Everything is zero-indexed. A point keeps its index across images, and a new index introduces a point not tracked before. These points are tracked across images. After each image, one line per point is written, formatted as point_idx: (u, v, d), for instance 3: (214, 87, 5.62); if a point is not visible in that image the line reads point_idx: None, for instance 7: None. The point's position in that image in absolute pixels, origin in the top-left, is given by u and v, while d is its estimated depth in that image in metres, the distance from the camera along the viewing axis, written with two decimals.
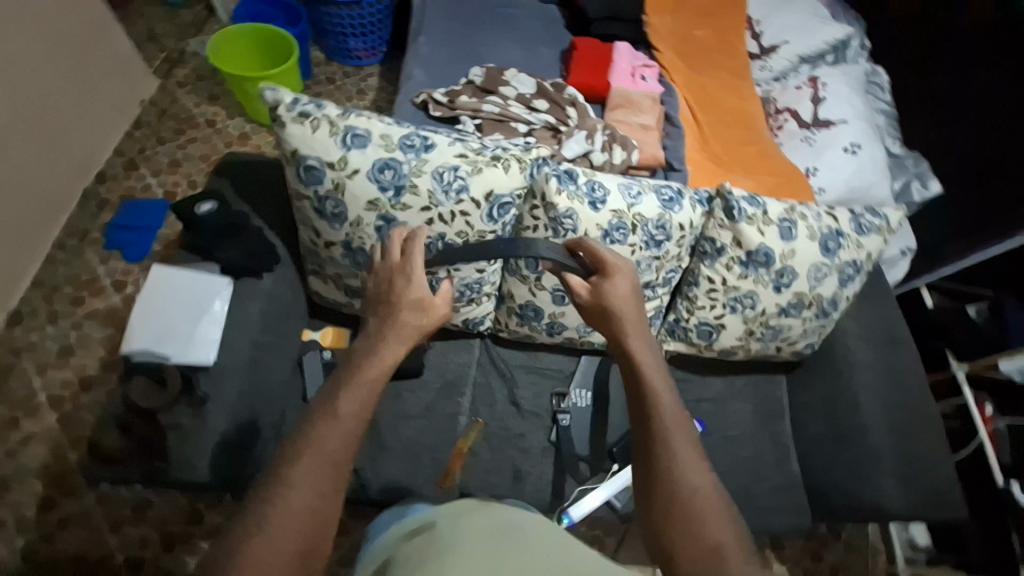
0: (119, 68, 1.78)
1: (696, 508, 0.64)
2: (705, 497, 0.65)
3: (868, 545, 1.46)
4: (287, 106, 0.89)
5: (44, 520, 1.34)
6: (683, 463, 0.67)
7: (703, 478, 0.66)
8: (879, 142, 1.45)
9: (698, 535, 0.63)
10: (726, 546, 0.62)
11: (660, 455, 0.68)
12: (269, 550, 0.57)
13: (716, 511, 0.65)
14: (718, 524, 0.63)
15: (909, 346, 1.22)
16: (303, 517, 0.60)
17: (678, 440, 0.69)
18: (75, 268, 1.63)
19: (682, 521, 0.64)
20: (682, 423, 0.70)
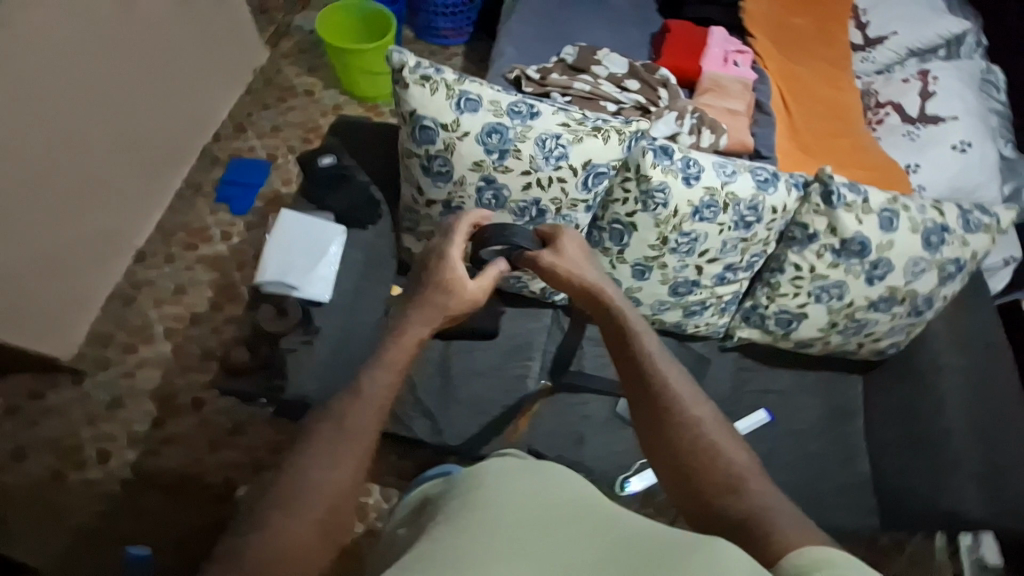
0: (235, 37, 1.96)
1: (715, 436, 0.67)
2: (710, 428, 0.68)
3: (932, 563, 1.42)
4: (410, 68, 0.96)
5: (153, 436, 1.49)
6: (684, 403, 0.69)
7: (703, 410, 0.69)
8: (991, 141, 1.36)
9: (718, 469, 0.64)
10: (742, 473, 0.64)
11: (664, 402, 0.69)
12: (291, 517, 0.57)
13: (725, 438, 0.67)
14: (732, 452, 0.66)
15: (1005, 354, 1.15)
16: (326, 488, 0.59)
17: (675, 378, 0.71)
18: (188, 216, 1.82)
19: (698, 463, 0.65)
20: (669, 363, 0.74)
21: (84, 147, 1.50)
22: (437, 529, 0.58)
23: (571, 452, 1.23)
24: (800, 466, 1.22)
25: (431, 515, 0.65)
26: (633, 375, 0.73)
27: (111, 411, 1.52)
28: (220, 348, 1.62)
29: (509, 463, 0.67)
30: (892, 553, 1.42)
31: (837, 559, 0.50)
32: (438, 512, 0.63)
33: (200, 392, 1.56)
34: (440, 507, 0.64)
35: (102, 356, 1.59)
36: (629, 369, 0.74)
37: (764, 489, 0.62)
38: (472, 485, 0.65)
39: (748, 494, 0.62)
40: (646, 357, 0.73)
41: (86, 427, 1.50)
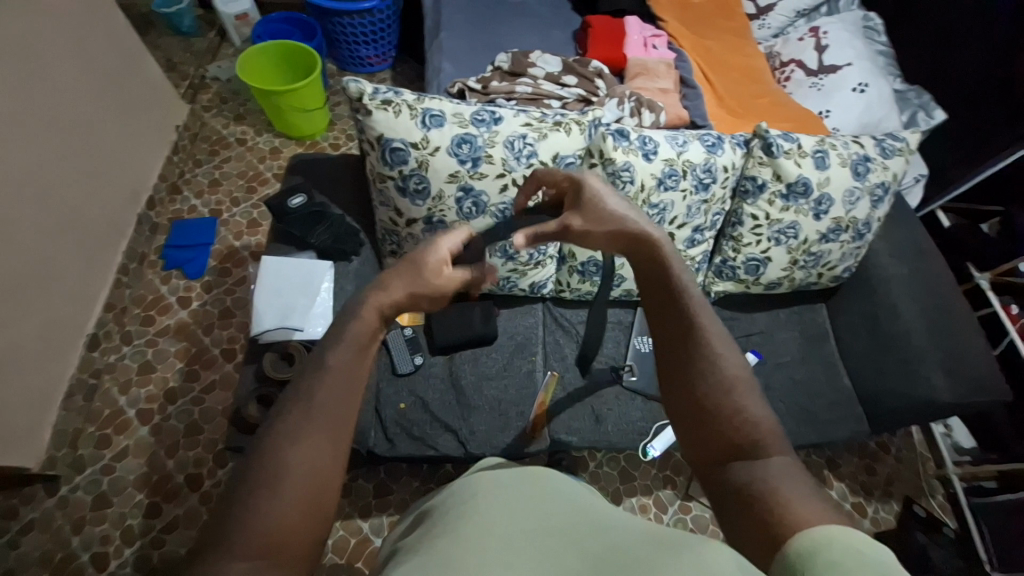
0: (152, 94, 1.80)
1: (739, 395, 0.60)
2: (737, 382, 0.61)
3: (916, 455, 1.60)
4: (370, 94, 1.01)
5: (151, 527, 1.39)
6: (716, 350, 0.62)
7: (736, 361, 0.62)
8: (883, 78, 1.55)
9: (733, 426, 0.59)
10: (764, 437, 0.58)
11: (693, 346, 0.63)
12: (276, 500, 0.51)
13: (752, 395, 0.61)
14: (754, 413, 0.60)
15: (936, 256, 1.33)
16: (304, 474, 0.52)
17: (709, 324, 0.64)
18: (139, 289, 1.72)
19: (714, 421, 0.60)
20: (703, 306, 0.65)
21: (25, 242, 1.34)
22: (441, 542, 0.56)
23: (592, 431, 1.28)
24: (793, 394, 1.33)
25: (430, 528, 0.62)
26: (664, 307, 0.66)
27: (98, 512, 1.40)
28: (206, 418, 1.53)
29: (501, 483, 0.66)
30: (881, 455, 1.58)
31: (833, 541, 0.47)
32: (437, 528, 0.60)
33: (194, 469, 1.46)
34: (441, 522, 0.61)
35: (75, 457, 1.46)
36: (659, 306, 0.66)
37: (782, 458, 0.57)
38: (471, 497, 0.64)
39: (763, 460, 0.57)
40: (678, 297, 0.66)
41: (73, 536, 1.37)
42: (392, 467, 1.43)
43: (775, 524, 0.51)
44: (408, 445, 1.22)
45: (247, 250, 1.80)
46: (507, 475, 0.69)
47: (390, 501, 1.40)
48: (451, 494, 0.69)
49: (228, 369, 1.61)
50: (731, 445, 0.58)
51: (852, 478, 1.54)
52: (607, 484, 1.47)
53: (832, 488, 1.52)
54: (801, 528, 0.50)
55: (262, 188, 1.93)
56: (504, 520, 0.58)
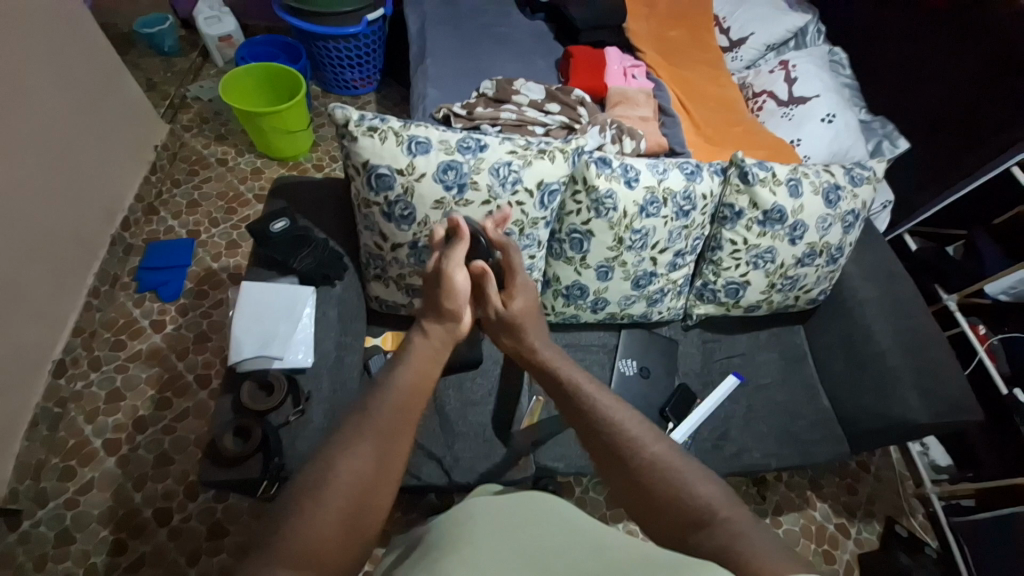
0: (131, 113, 1.77)
1: (673, 472, 0.68)
2: (666, 461, 0.69)
3: (894, 474, 1.63)
4: (356, 122, 1.02)
5: (116, 565, 1.31)
6: (641, 444, 0.71)
7: (662, 448, 0.71)
8: (849, 109, 1.64)
9: (681, 500, 0.65)
10: (714, 504, 0.64)
11: (620, 443, 0.72)
12: (314, 517, 0.59)
13: (693, 473, 0.68)
14: (694, 483, 0.67)
15: (906, 279, 1.38)
16: (349, 487, 0.62)
17: (627, 421, 0.74)
18: (110, 312, 1.66)
19: (664, 500, 0.66)
20: (621, 407, 0.77)
21: None
22: (439, 565, 0.54)
23: (578, 456, 1.27)
24: (775, 415, 1.35)
25: (424, 553, 0.60)
26: (586, 423, 0.76)
27: (60, 549, 1.32)
28: (177, 448, 1.47)
29: (498, 507, 0.65)
30: (862, 475, 1.61)
31: None
32: (432, 554, 0.58)
33: (164, 502, 1.39)
34: (436, 548, 0.60)
35: (37, 490, 1.38)
36: (587, 431, 0.75)
37: (740, 518, 0.62)
38: (464, 520, 0.63)
39: (718, 524, 0.62)
40: (599, 413, 0.76)
41: (33, 575, 1.28)
42: None
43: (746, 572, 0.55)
44: None
45: (226, 272, 1.76)
46: (503, 500, 0.68)
47: None
48: (444, 517, 0.68)
49: (203, 396, 1.55)
50: (688, 520, 0.64)
51: (835, 498, 1.56)
52: (594, 509, 1.46)
53: (815, 509, 1.54)
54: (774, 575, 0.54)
55: (242, 209, 1.90)
56: (503, 545, 0.57)
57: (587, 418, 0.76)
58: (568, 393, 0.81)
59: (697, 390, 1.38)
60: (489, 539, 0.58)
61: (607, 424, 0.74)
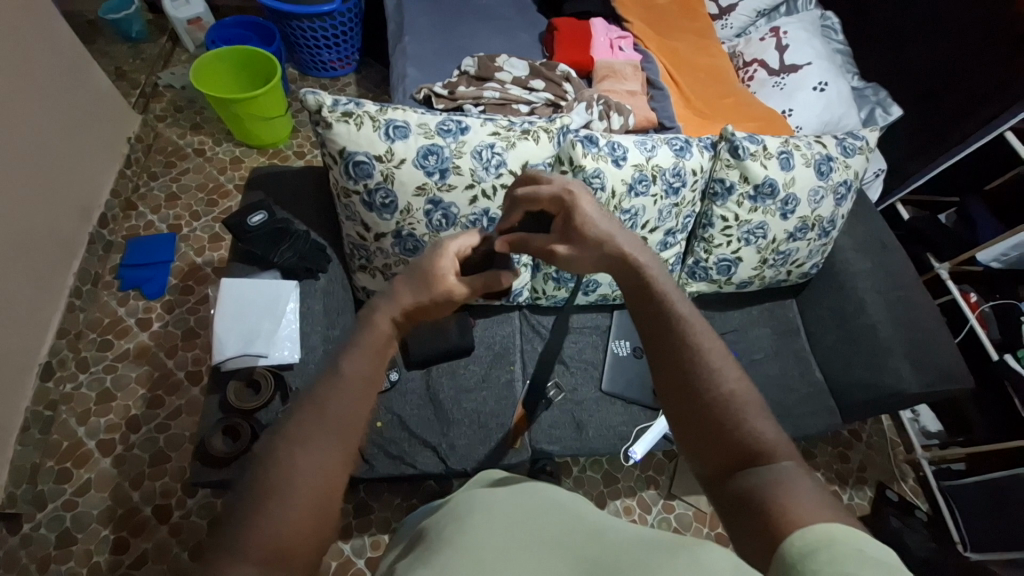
0: (101, 104, 1.70)
1: (739, 408, 0.57)
2: (740, 398, 0.58)
3: (885, 441, 1.66)
4: (329, 107, 0.99)
5: (120, 562, 1.31)
6: (719, 375, 0.59)
7: (740, 385, 0.59)
8: (842, 76, 1.59)
9: (738, 438, 0.56)
10: (774, 451, 0.55)
11: (692, 357, 0.61)
12: (280, 502, 0.51)
13: (761, 417, 0.58)
14: (759, 424, 0.57)
15: (898, 250, 1.37)
16: (312, 481, 0.53)
17: (704, 338, 0.62)
18: (94, 313, 1.62)
19: (719, 431, 0.57)
20: (702, 325, 0.64)
21: None
22: (437, 562, 0.53)
23: (573, 438, 1.27)
24: (768, 390, 1.35)
25: (428, 542, 0.61)
26: (659, 328, 0.64)
27: (63, 549, 1.32)
28: (172, 445, 1.46)
29: (497, 500, 0.64)
30: (854, 443, 1.63)
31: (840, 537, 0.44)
32: (430, 550, 0.58)
33: (162, 499, 1.39)
34: (434, 543, 0.59)
35: (36, 492, 1.37)
36: (659, 340, 0.63)
37: (794, 471, 0.53)
38: (467, 508, 0.64)
39: (774, 471, 0.53)
40: (682, 328, 0.63)
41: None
42: (371, 484, 1.40)
43: (776, 523, 0.48)
44: (386, 464, 1.18)
45: (209, 266, 1.73)
46: (504, 492, 0.67)
47: (371, 520, 1.36)
48: (446, 508, 0.69)
49: (195, 393, 1.54)
50: (739, 458, 0.55)
51: (828, 467, 1.59)
52: (590, 488, 1.47)
53: None
54: (800, 525, 0.47)
55: (223, 201, 1.85)
56: (504, 530, 0.57)
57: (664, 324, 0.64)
58: (639, 294, 0.68)
59: None
60: (491, 523, 0.58)
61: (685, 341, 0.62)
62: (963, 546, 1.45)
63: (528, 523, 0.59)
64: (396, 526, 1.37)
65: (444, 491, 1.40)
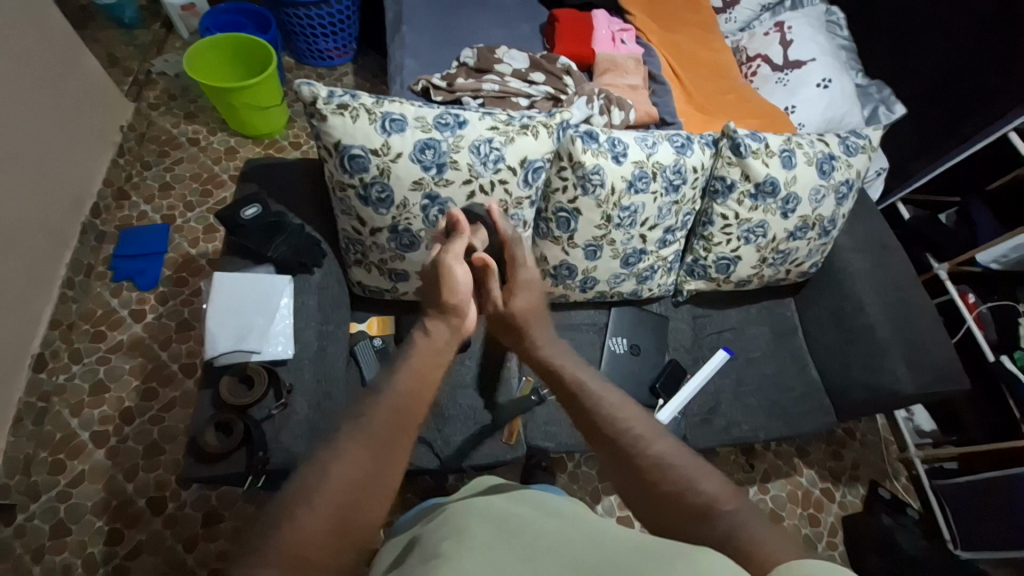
0: (94, 92, 1.67)
1: (675, 466, 0.64)
2: (671, 460, 0.65)
3: (879, 440, 1.67)
4: (324, 99, 0.97)
5: (114, 554, 1.31)
6: (643, 441, 0.67)
7: (665, 446, 0.66)
8: (846, 73, 1.57)
9: (684, 496, 0.61)
10: (722, 499, 0.60)
11: (613, 431, 0.68)
12: (311, 506, 0.57)
13: (697, 470, 0.64)
14: (700, 479, 0.62)
15: (898, 250, 1.36)
16: (341, 485, 0.59)
17: (622, 408, 0.71)
18: (87, 304, 1.60)
19: (662, 492, 0.62)
20: (618, 394, 0.73)
21: None
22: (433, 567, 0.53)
23: (569, 435, 1.27)
24: (764, 389, 1.35)
25: (424, 550, 0.60)
26: (579, 411, 0.72)
27: (56, 541, 1.31)
28: (167, 438, 1.45)
29: (492, 507, 0.64)
30: (848, 441, 1.64)
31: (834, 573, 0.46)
32: (426, 558, 0.57)
33: (157, 492, 1.39)
34: (430, 552, 0.58)
35: (29, 484, 1.36)
36: (588, 428, 0.71)
37: (750, 512, 0.59)
38: (463, 515, 0.63)
39: (722, 520, 0.58)
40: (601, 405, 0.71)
41: (32, 566, 1.28)
42: None
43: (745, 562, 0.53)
44: None
45: (203, 257, 1.71)
46: (500, 500, 0.67)
47: None
48: (441, 515, 0.68)
49: (189, 385, 1.53)
50: (689, 513, 0.60)
51: (821, 465, 1.59)
52: (585, 484, 1.48)
53: (802, 475, 1.57)
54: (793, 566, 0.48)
55: (217, 191, 1.83)
56: (505, 537, 0.57)
57: (588, 410, 0.72)
58: (566, 383, 0.77)
59: (687, 365, 1.38)
60: (488, 530, 0.58)
61: (608, 419, 0.70)
62: (954, 544, 1.46)
63: (526, 532, 0.58)
64: (391, 520, 1.37)
65: (439, 486, 1.40)
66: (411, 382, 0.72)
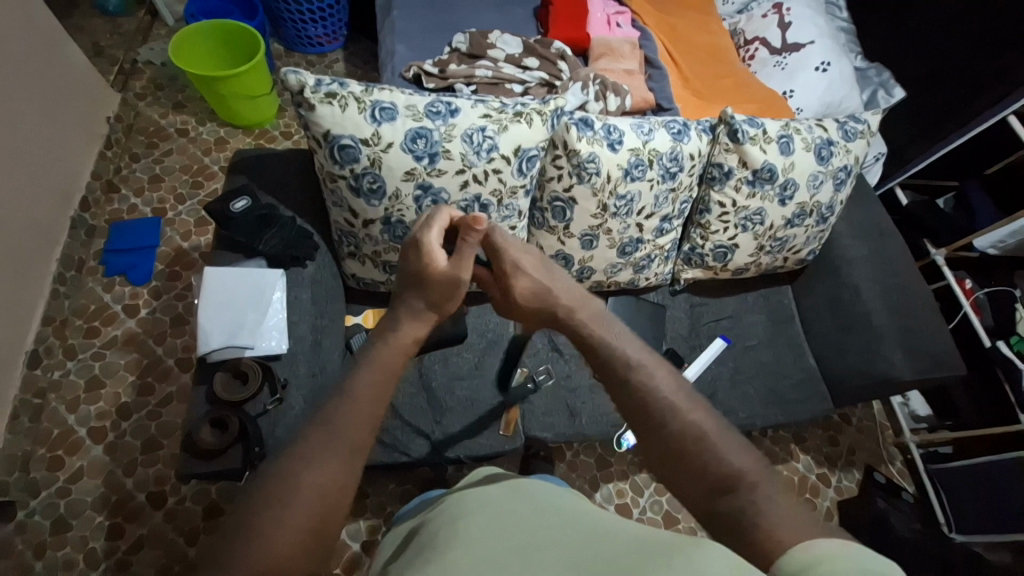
0: (78, 81, 1.63)
1: (706, 437, 0.60)
2: (702, 429, 0.60)
3: (875, 424, 1.68)
4: (312, 88, 0.95)
5: (115, 549, 1.32)
6: (675, 408, 0.62)
7: (698, 415, 0.61)
8: (845, 56, 1.55)
9: (714, 466, 0.58)
10: (752, 472, 0.57)
11: (644, 392, 0.64)
12: (284, 516, 0.52)
13: (725, 441, 0.60)
14: (731, 451, 0.58)
15: (896, 237, 1.35)
16: (316, 492, 0.54)
17: (654, 370, 0.65)
18: (80, 299, 1.59)
19: (689, 461, 0.59)
20: (648, 356, 0.67)
21: None
22: (428, 567, 0.52)
23: (567, 425, 1.27)
24: (761, 376, 1.36)
25: (423, 544, 0.60)
26: (608, 368, 0.67)
27: (57, 536, 1.32)
28: (164, 432, 1.45)
29: (489, 500, 0.63)
30: (844, 427, 1.65)
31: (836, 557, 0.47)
32: (424, 552, 0.57)
33: (156, 486, 1.39)
34: (429, 544, 0.58)
35: (28, 481, 1.36)
36: (616, 387, 0.66)
37: (775, 487, 0.56)
38: (463, 508, 0.63)
39: (746, 494, 0.55)
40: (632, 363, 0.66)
41: (34, 562, 1.29)
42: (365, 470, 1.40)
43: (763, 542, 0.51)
44: (378, 453, 1.17)
45: (196, 251, 1.69)
46: (498, 491, 0.66)
47: (366, 505, 1.37)
48: (440, 506, 0.68)
49: (186, 380, 1.52)
50: (717, 483, 0.57)
51: (817, 450, 1.61)
52: (584, 472, 1.49)
53: (798, 461, 1.58)
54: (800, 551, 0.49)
55: (208, 183, 1.80)
56: (504, 532, 0.56)
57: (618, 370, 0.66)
58: (588, 341, 0.71)
59: (685, 354, 1.38)
60: (488, 525, 0.57)
61: (638, 384, 0.64)
62: (948, 527, 1.48)
63: (524, 528, 0.57)
64: (390, 511, 1.38)
65: (438, 477, 1.41)
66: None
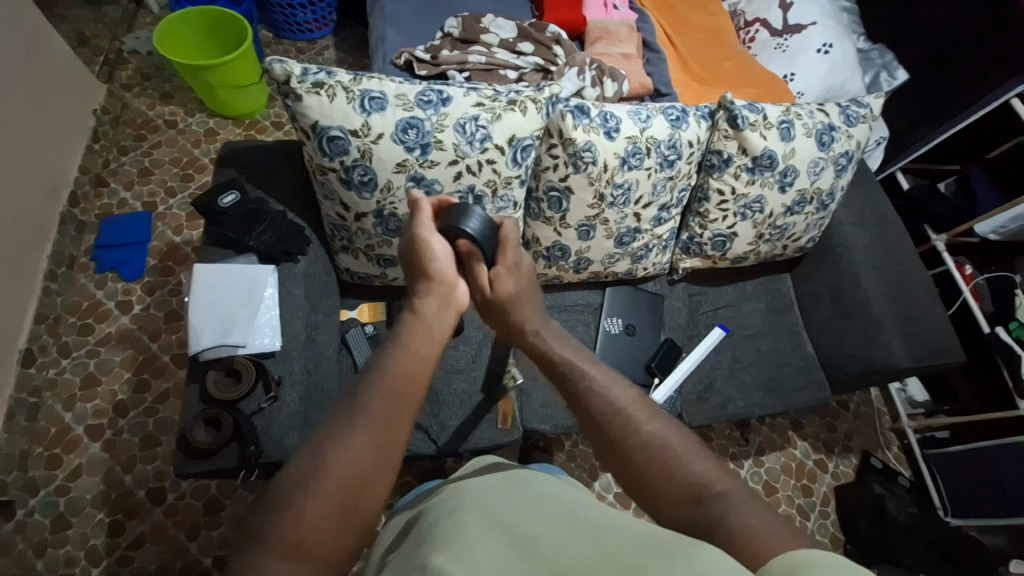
0: (62, 73, 1.59)
1: (669, 449, 0.64)
2: (664, 441, 0.65)
3: (873, 410, 1.68)
4: (298, 77, 0.92)
5: (117, 544, 1.32)
6: (635, 420, 0.67)
7: (657, 426, 0.66)
8: (847, 37, 1.51)
9: (681, 475, 0.61)
10: (712, 479, 0.60)
11: (607, 410, 0.69)
12: (316, 497, 0.56)
13: (688, 449, 0.64)
14: (694, 460, 0.63)
15: (896, 223, 1.33)
16: (344, 474, 0.58)
17: (615, 390, 0.71)
18: (72, 296, 1.57)
19: (656, 473, 0.62)
20: (609, 376, 0.73)
21: None
22: (427, 559, 0.51)
23: (564, 416, 1.26)
24: (760, 365, 1.35)
25: (420, 540, 0.58)
26: (573, 393, 0.72)
27: (59, 533, 1.32)
28: (163, 429, 1.45)
29: (490, 491, 0.62)
30: (842, 413, 1.65)
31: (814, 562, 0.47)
32: (424, 543, 0.56)
33: (156, 482, 1.39)
34: (430, 535, 0.57)
35: (27, 479, 1.36)
36: (581, 411, 0.71)
37: (738, 491, 0.59)
38: (462, 503, 0.61)
39: (714, 501, 0.58)
40: (592, 386, 0.72)
41: (36, 560, 1.29)
42: None
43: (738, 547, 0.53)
44: None
45: (189, 246, 1.66)
46: (501, 484, 0.65)
47: None
48: (439, 500, 0.66)
49: (182, 375, 1.51)
50: (688, 492, 0.60)
51: (815, 436, 1.61)
52: (583, 462, 1.49)
53: (796, 448, 1.59)
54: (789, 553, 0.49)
55: (198, 175, 1.77)
56: (510, 530, 0.55)
57: (584, 393, 0.72)
58: (555, 366, 0.76)
59: (682, 344, 1.37)
60: (488, 526, 0.55)
61: (601, 397, 0.70)
62: (944, 511, 1.50)
63: (530, 522, 0.57)
64: (390, 502, 1.38)
65: (437, 468, 1.41)
66: (401, 357, 0.69)
